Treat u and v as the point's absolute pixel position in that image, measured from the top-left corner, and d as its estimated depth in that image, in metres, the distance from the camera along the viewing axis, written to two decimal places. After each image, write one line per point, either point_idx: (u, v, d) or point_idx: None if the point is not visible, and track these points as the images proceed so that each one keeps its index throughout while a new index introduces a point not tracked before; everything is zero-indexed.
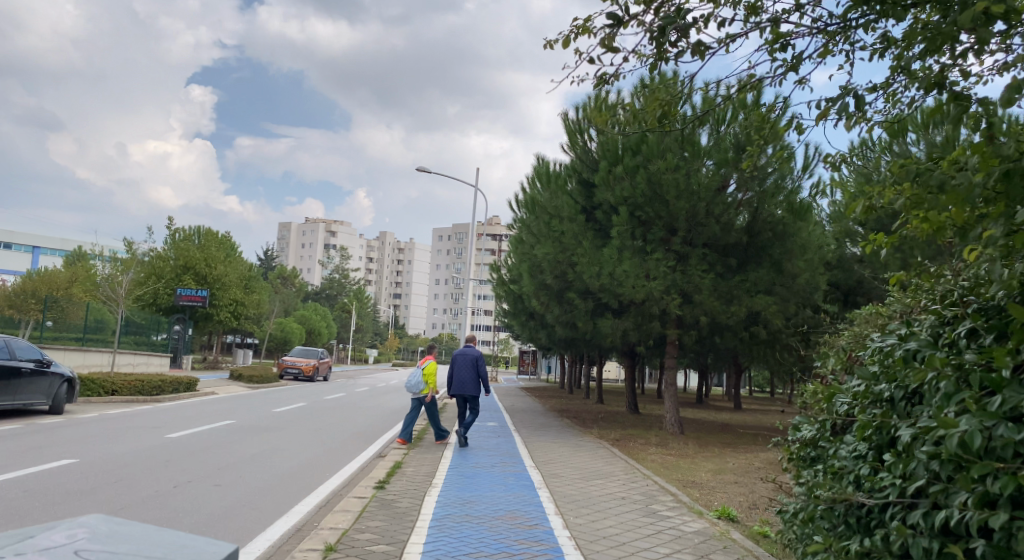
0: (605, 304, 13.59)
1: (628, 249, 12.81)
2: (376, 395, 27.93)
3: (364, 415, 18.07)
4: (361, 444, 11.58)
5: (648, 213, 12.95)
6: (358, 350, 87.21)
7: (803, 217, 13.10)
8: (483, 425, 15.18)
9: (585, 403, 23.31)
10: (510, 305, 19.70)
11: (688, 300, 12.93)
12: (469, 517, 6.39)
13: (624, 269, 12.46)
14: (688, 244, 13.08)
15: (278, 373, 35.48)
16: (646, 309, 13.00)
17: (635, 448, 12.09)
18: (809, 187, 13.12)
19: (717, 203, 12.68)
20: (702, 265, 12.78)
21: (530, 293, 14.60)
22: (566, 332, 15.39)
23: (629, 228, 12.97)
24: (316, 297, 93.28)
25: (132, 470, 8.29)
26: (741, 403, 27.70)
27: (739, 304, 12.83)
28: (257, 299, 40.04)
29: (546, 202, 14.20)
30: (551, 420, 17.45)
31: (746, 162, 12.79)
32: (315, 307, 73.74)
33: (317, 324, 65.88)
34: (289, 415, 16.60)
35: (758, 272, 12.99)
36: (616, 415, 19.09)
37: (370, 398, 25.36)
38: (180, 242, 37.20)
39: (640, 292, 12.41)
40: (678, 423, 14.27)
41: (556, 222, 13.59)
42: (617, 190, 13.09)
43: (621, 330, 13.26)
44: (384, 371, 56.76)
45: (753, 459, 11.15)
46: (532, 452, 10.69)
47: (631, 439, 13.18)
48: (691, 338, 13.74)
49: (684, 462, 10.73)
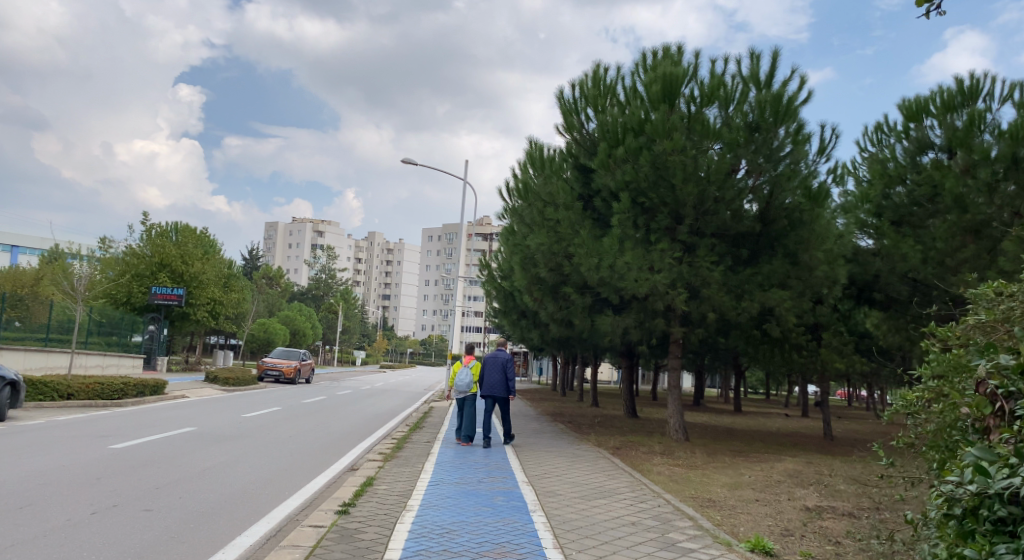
0: (606, 298, 12.45)
1: (630, 239, 11.70)
2: (359, 398, 26.68)
3: (343, 420, 16.81)
4: (334, 455, 10.36)
5: (651, 201, 11.86)
6: (345, 352, 85.62)
7: (820, 204, 11.99)
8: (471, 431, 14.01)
9: (580, 407, 22.13)
10: (500, 303, 18.50)
11: (695, 295, 11.83)
12: (448, 552, 5.23)
13: (626, 261, 11.34)
14: (695, 234, 11.99)
15: (258, 375, 34.10)
16: (648, 305, 11.89)
17: (638, 459, 10.94)
18: (826, 172, 12.04)
19: (727, 189, 11.57)
20: (710, 256, 11.67)
21: (522, 288, 13.43)
22: (561, 330, 14.25)
23: (631, 216, 11.85)
24: (302, 297, 91.61)
25: (55, 487, 7.03)
26: (741, 406, 26.61)
27: (752, 300, 11.70)
28: (236, 297, 38.59)
29: (539, 191, 13.04)
30: (544, 425, 16.29)
31: (760, 144, 11.69)
32: (301, 307, 72.17)
33: (302, 324, 64.55)
34: (260, 421, 15.33)
35: (772, 264, 11.88)
36: (614, 419, 17.95)
37: (352, 402, 24.08)
38: (156, 239, 35.67)
39: (643, 287, 11.28)
40: (682, 429, 13.16)
41: (551, 211, 12.41)
42: (618, 174, 11.96)
43: (622, 328, 12.10)
44: (369, 372, 55.30)
45: (768, 471, 10.04)
46: (524, 465, 9.51)
47: (632, 447, 12.04)
48: (697, 336, 12.64)
49: (694, 475, 9.60)
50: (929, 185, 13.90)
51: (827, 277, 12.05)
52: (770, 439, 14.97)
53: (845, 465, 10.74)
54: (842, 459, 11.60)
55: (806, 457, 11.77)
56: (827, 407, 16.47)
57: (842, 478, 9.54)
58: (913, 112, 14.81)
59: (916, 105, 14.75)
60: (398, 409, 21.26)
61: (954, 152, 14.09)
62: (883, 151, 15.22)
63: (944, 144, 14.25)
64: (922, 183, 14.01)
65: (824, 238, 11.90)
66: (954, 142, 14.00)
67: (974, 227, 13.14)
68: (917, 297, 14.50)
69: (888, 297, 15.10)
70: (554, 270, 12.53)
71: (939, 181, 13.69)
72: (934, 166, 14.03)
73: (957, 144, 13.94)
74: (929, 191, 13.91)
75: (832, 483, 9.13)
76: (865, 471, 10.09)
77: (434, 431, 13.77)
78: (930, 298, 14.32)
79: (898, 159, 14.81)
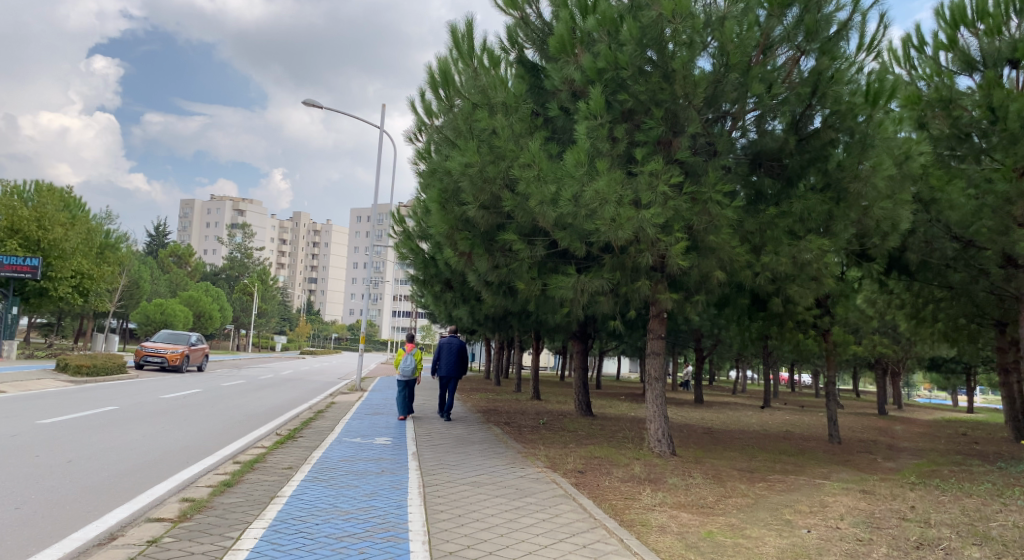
0: (566, 248, 8.45)
1: (603, 158, 7.70)
2: (249, 391, 21.82)
3: (197, 425, 12.21)
4: (103, 505, 5.92)
5: (637, 100, 7.91)
6: (261, 337, 78.93)
7: (881, 110, 8.08)
8: (368, 446, 9.75)
9: (518, 401, 18.13)
10: (415, 268, 14.03)
11: (695, 243, 8.01)
12: None
13: (601, 187, 7.30)
14: (698, 155, 8.09)
15: (135, 363, 28.71)
16: (632, 258, 7.98)
17: (617, 493, 6.99)
18: (882, 68, 8.17)
19: (751, 81, 7.69)
20: (722, 185, 7.80)
21: (442, 238, 9.21)
22: (497, 300, 10.16)
23: (603, 124, 7.81)
24: (213, 278, 84.13)
25: None
26: (700, 397, 23.32)
27: (779, 252, 7.96)
28: (111, 272, 32.67)
29: (466, 89, 8.73)
30: (474, 429, 12.21)
31: (793, 16, 7.81)
32: (209, 286, 65.33)
33: (206, 305, 58.42)
34: (62, 427, 10.58)
35: (807, 199, 8.07)
36: (563, 418, 14.03)
37: (237, 397, 19.26)
38: (7, 199, 29.35)
39: (626, 226, 7.26)
40: (668, 440, 9.38)
41: (483, 115, 8.15)
42: (585, 61, 7.91)
43: (588, 294, 8.14)
44: (281, 360, 49.84)
45: (827, 518, 6.25)
46: (431, 529, 5.32)
47: (601, 469, 8.12)
48: (691, 309, 8.83)
49: (718, 533, 5.67)
50: (986, 109, 10.31)
51: (881, 221, 8.10)
52: (771, 447, 11.35)
53: (921, 497, 7.11)
54: (899, 484, 8.01)
55: (849, 482, 8.11)
56: (832, 401, 13.06)
57: (950, 528, 5.85)
58: (956, 21, 11.20)
59: (960, 9, 11.16)
60: (290, 406, 16.72)
61: (1015, 67, 10.62)
62: (914, 73, 11.66)
63: (999, 59, 10.74)
64: (977, 106, 10.35)
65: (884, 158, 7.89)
66: (1014, 55, 10.52)
67: None
68: (957, 259, 11.17)
69: (917, 261, 11.68)
70: (487, 206, 8.35)
71: (999, 102, 10.07)
72: (988, 86, 10.33)
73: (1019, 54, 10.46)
74: (984, 117, 10.36)
75: (953, 546, 5.36)
76: (968, 511, 6.45)
77: (310, 446, 9.51)
78: (975, 259, 11.00)
79: (936, 79, 11.21)
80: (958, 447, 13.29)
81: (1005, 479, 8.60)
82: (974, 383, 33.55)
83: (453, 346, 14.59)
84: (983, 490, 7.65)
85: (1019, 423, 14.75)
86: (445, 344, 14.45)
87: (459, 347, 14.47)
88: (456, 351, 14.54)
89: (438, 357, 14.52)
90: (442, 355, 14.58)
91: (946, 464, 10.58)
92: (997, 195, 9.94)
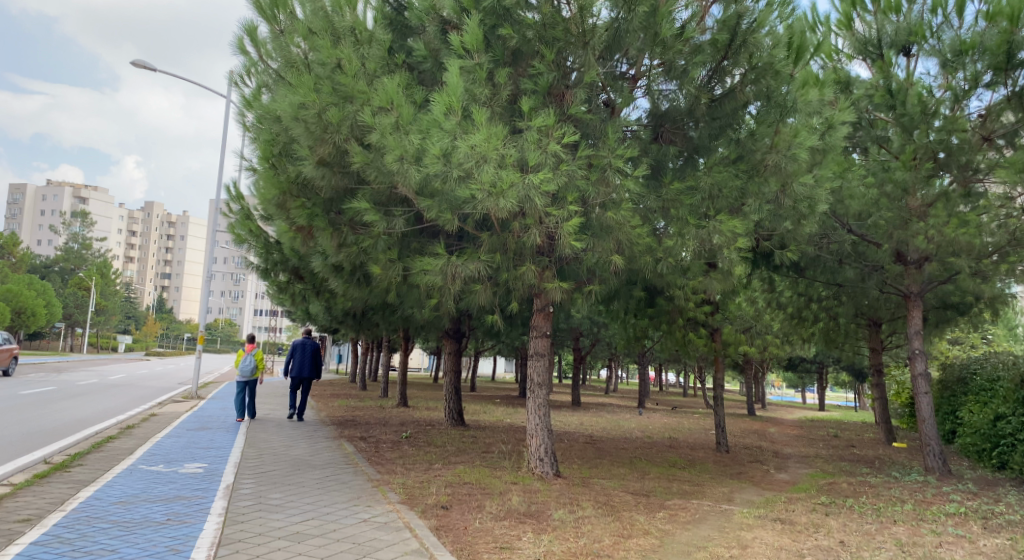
0: (434, 223, 6.69)
1: (481, 106, 6.06)
2: (53, 399, 18.06)
3: None
4: None
5: (524, 37, 6.34)
6: (98, 337, 70.38)
7: (803, 67, 6.96)
8: (169, 477, 7.42)
9: (382, 409, 16.08)
10: (254, 254, 11.64)
11: (590, 221, 6.54)
12: None
13: (478, 143, 5.62)
14: (595, 113, 6.67)
15: None
16: (516, 236, 6.39)
17: (491, 539, 5.32)
18: (799, 18, 6.98)
19: (659, 24, 6.32)
20: (625, 149, 6.39)
21: (275, 206, 7.12)
22: (350, 289, 8.18)
23: (482, 64, 6.17)
24: (41, 269, 74.06)
25: None
26: (576, 399, 22.38)
27: (685, 234, 6.66)
28: None
29: (304, 16, 6.71)
30: (322, 446, 10.12)
31: None
32: (32, 278, 57.07)
33: (26, 300, 50.83)
34: None
35: (716, 172, 6.81)
36: (430, 429, 12.23)
37: (33, 408, 15.66)
38: None
39: (508, 193, 5.60)
40: (550, 459, 7.83)
41: (325, 44, 6.25)
42: None
43: (460, 282, 6.41)
44: (117, 363, 44.10)
45: None
46: None
47: (470, 503, 6.42)
48: (582, 301, 7.36)
49: None
50: (882, 93, 10.00)
51: (798, 201, 6.89)
52: (661, 459, 10.18)
53: (845, 527, 6.03)
54: (811, 507, 6.97)
55: (757, 506, 6.97)
56: (720, 406, 12.17)
57: None
58: None
59: None
60: (97, 419, 13.61)
61: (911, 51, 10.06)
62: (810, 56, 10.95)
63: (897, 40, 10.06)
64: (873, 89, 10.03)
65: (807, 125, 6.68)
66: (910, 38, 9.93)
67: (941, 154, 9.58)
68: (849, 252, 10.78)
69: (809, 257, 11.04)
70: (331, 164, 6.41)
71: (897, 86, 9.84)
72: (883, 70, 10.13)
73: (915, 37, 9.89)
74: (883, 101, 9.98)
75: None
76: (903, 545, 5.39)
77: (83, 480, 7.06)
78: (867, 255, 10.79)
79: (829, 61, 10.53)
80: (837, 452, 12.91)
81: (909, 495, 7.86)
82: (825, 382, 35.57)
83: (304, 348, 12.43)
84: (899, 512, 6.75)
85: (887, 425, 14.78)
86: (293, 345, 12.30)
87: (307, 350, 12.35)
88: (308, 355, 12.37)
89: (286, 359, 12.42)
90: (292, 357, 12.45)
91: (839, 474, 9.89)
92: (895, 184, 9.65)
